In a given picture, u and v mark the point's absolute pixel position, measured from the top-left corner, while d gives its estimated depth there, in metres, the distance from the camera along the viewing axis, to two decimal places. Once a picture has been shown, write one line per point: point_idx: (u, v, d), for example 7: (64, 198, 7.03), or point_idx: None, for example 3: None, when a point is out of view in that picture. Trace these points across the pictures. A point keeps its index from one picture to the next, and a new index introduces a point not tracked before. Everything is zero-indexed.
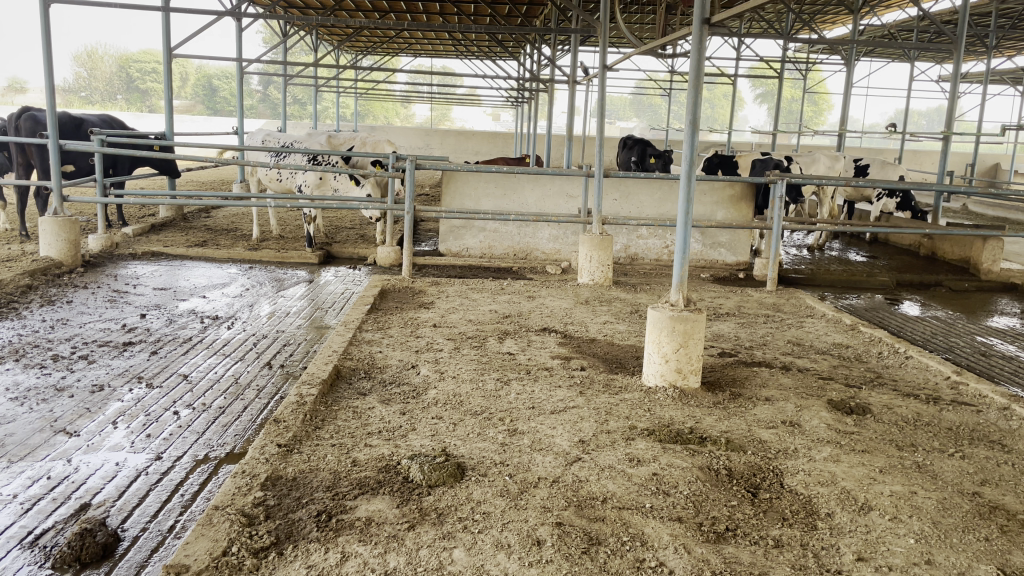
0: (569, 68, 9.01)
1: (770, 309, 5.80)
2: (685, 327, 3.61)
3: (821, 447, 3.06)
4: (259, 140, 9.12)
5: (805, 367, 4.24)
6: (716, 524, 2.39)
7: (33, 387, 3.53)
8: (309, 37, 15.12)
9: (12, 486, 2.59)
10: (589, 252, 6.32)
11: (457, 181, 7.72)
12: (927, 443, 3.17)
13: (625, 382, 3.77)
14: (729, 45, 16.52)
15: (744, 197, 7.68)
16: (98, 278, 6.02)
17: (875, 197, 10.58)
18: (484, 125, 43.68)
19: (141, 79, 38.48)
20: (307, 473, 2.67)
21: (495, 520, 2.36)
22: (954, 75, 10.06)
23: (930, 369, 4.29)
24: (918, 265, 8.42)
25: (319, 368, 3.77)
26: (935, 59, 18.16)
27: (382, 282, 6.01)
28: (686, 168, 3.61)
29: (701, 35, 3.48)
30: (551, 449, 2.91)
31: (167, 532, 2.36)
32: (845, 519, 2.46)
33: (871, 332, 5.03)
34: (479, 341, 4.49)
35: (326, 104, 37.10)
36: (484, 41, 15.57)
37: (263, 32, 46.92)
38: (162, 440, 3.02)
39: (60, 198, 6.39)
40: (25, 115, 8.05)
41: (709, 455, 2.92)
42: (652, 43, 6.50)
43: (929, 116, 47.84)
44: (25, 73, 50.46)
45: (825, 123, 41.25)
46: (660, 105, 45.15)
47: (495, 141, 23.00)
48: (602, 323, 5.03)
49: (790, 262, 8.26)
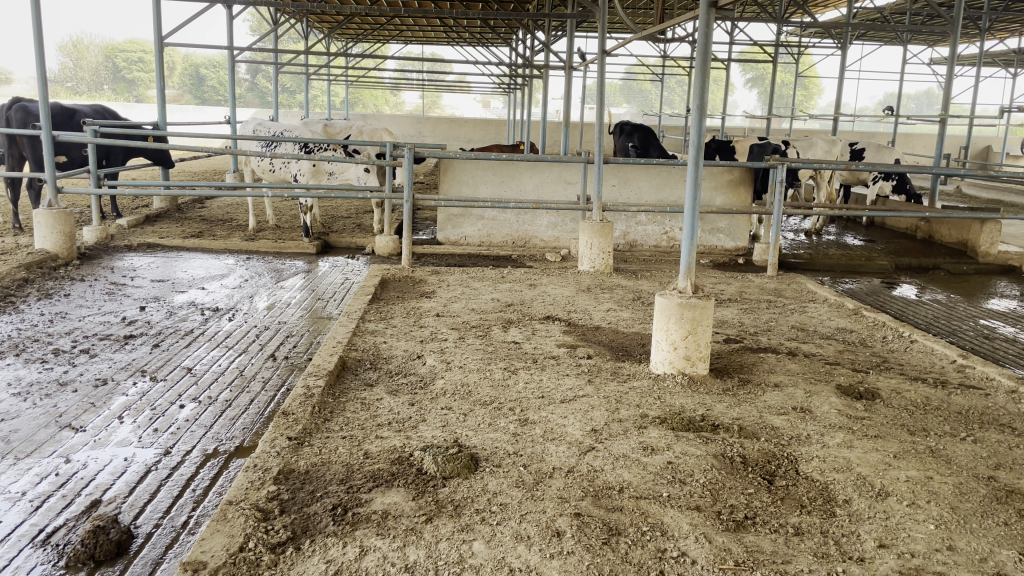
0: (565, 53, 8.88)
1: (771, 294, 5.79)
2: (693, 313, 3.59)
3: (833, 432, 3.05)
4: (251, 129, 9.04)
5: (811, 352, 4.23)
6: (735, 512, 2.38)
7: (35, 382, 3.49)
8: (300, 25, 14.95)
9: (20, 484, 2.55)
10: (589, 239, 6.29)
11: (455, 168, 7.67)
12: (938, 428, 3.16)
13: (634, 370, 3.75)
14: (722, 29, 16.44)
15: (742, 182, 7.66)
16: (94, 270, 5.96)
17: (871, 180, 10.59)
18: (475, 112, 43.53)
19: (128, 69, 38.19)
20: (320, 466, 2.64)
21: (512, 511, 2.34)
22: (950, 58, 9.96)
23: (935, 353, 4.28)
24: (915, 248, 8.42)
25: (325, 359, 3.74)
26: (927, 43, 18.16)
27: (382, 272, 5.96)
28: (693, 154, 3.58)
29: (707, 20, 3.44)
30: (564, 439, 2.89)
31: (181, 528, 2.33)
32: (863, 506, 2.45)
33: (875, 316, 5.02)
34: (484, 330, 4.46)
35: (315, 91, 36.92)
36: (476, 27, 15.45)
37: (251, 19, 46.72)
38: (170, 435, 2.99)
39: (54, 189, 6.30)
40: (15, 106, 7.94)
41: (723, 443, 2.91)
42: (651, 28, 6.41)
43: (919, 100, 48.10)
44: (9, 63, 49.99)
45: (816, 107, 41.35)
46: (651, 90, 45.07)
47: (487, 128, 22.88)
48: (605, 311, 5.00)
49: (789, 247, 8.25)
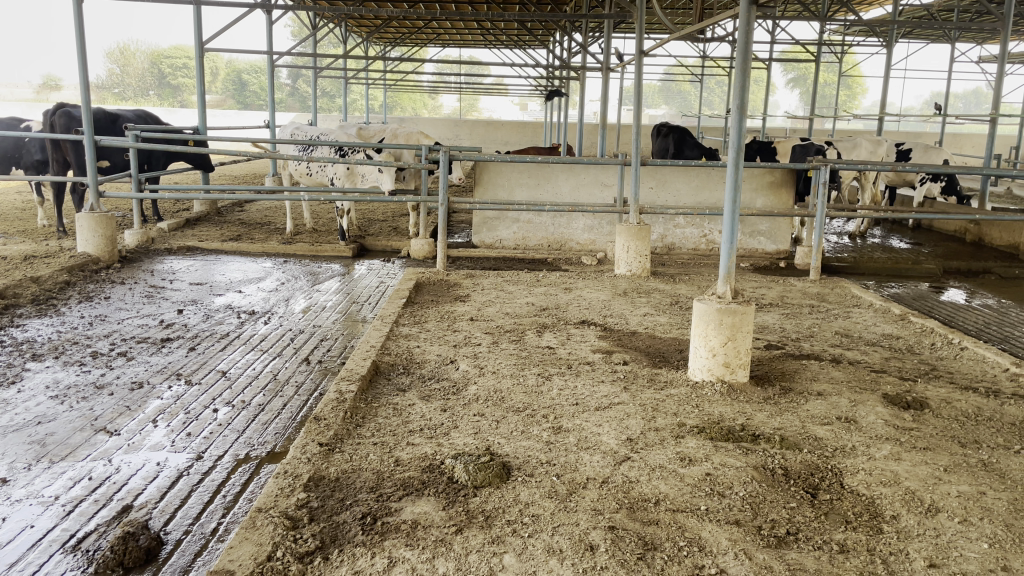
0: (603, 54, 8.73)
1: (814, 299, 5.64)
2: (733, 319, 3.49)
3: (880, 444, 2.93)
4: (289, 134, 9.11)
5: (856, 359, 4.10)
6: (777, 527, 2.29)
7: (73, 385, 3.52)
8: (339, 29, 15.02)
9: (54, 488, 2.56)
10: (625, 242, 6.20)
11: (490, 172, 7.64)
12: (991, 440, 3.03)
13: (671, 377, 3.66)
14: (762, 28, 16.15)
15: (784, 183, 7.51)
16: (135, 273, 6.04)
17: (917, 181, 10.34)
18: (512, 114, 43.58)
19: (173, 73, 38.95)
20: (351, 473, 2.61)
21: (545, 523, 2.28)
22: (1000, 55, 9.58)
23: (987, 361, 4.11)
24: (964, 252, 8.17)
25: (358, 364, 3.72)
26: (975, 40, 17.66)
27: (417, 275, 5.94)
28: (733, 155, 3.47)
29: (748, 17, 3.34)
30: (599, 448, 2.82)
31: (211, 535, 2.31)
32: (913, 522, 2.34)
33: (922, 322, 4.86)
34: (518, 335, 4.40)
35: (354, 95, 37.29)
36: (513, 29, 15.41)
37: (291, 25, 47.38)
38: (202, 439, 2.98)
39: (96, 193, 6.39)
40: (59, 112, 8.11)
41: (764, 454, 2.81)
42: (690, 28, 6.27)
43: (967, 99, 47.19)
44: (59, 72, 51.23)
45: (860, 107, 40.68)
46: (689, 91, 44.82)
47: (524, 130, 22.81)
48: (642, 316, 4.91)
49: (833, 251, 8.07)
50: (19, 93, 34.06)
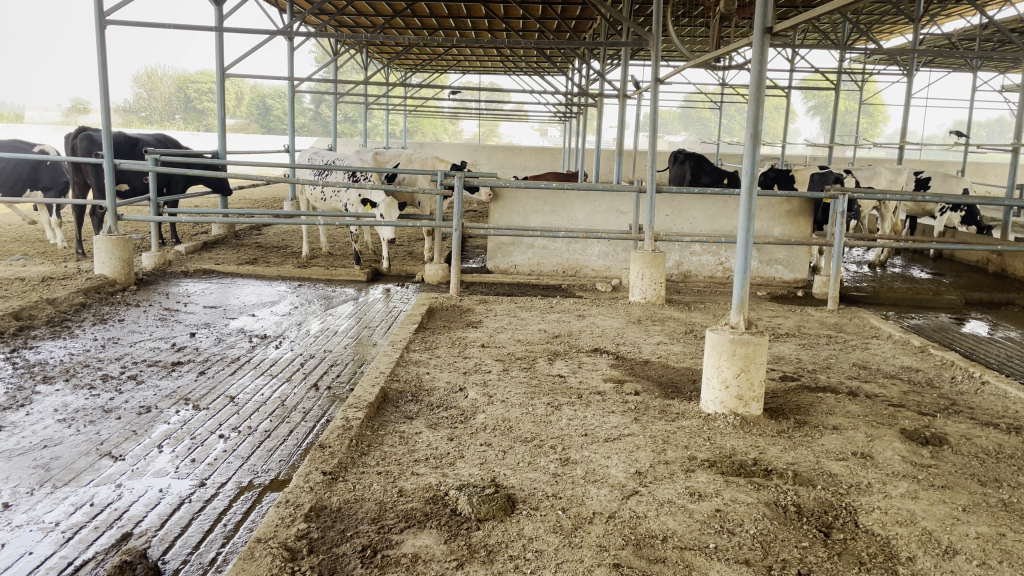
0: (619, 82, 8.58)
1: (832, 329, 5.56)
2: (746, 350, 3.43)
3: (896, 481, 2.85)
4: (308, 158, 9.19)
5: (874, 392, 4.02)
6: (788, 568, 2.22)
7: (82, 408, 3.52)
8: (360, 55, 15.18)
9: (55, 514, 2.54)
10: (641, 269, 6.15)
11: (506, 198, 7.65)
12: (1011, 478, 2.94)
13: (682, 408, 3.60)
14: (782, 57, 16.14)
15: (802, 212, 7.44)
16: (150, 296, 6.07)
17: (938, 211, 10.24)
18: (531, 140, 43.77)
19: (199, 99, 39.61)
20: (353, 504, 2.56)
21: (548, 559, 2.23)
22: None
23: (1008, 397, 4.01)
24: (987, 283, 8.03)
25: (366, 391, 3.68)
26: (998, 69, 17.51)
27: (431, 300, 5.93)
28: (746, 183, 3.43)
29: (761, 46, 3.31)
30: (606, 481, 2.76)
31: (208, 566, 2.27)
32: (929, 565, 2.26)
33: (943, 355, 4.76)
34: (529, 362, 4.36)
35: (376, 120, 37.67)
36: (532, 57, 15.53)
37: (315, 50, 48.01)
38: (206, 465, 2.96)
39: (114, 216, 6.44)
40: (81, 135, 8.23)
41: (776, 490, 2.74)
42: (707, 56, 6.22)
43: (990, 127, 47.03)
44: (87, 97, 52.23)
45: (880, 135, 40.65)
46: (710, 118, 44.89)
47: (543, 156, 22.92)
48: (655, 344, 4.84)
49: (851, 280, 7.99)
50: (48, 116, 34.68)
